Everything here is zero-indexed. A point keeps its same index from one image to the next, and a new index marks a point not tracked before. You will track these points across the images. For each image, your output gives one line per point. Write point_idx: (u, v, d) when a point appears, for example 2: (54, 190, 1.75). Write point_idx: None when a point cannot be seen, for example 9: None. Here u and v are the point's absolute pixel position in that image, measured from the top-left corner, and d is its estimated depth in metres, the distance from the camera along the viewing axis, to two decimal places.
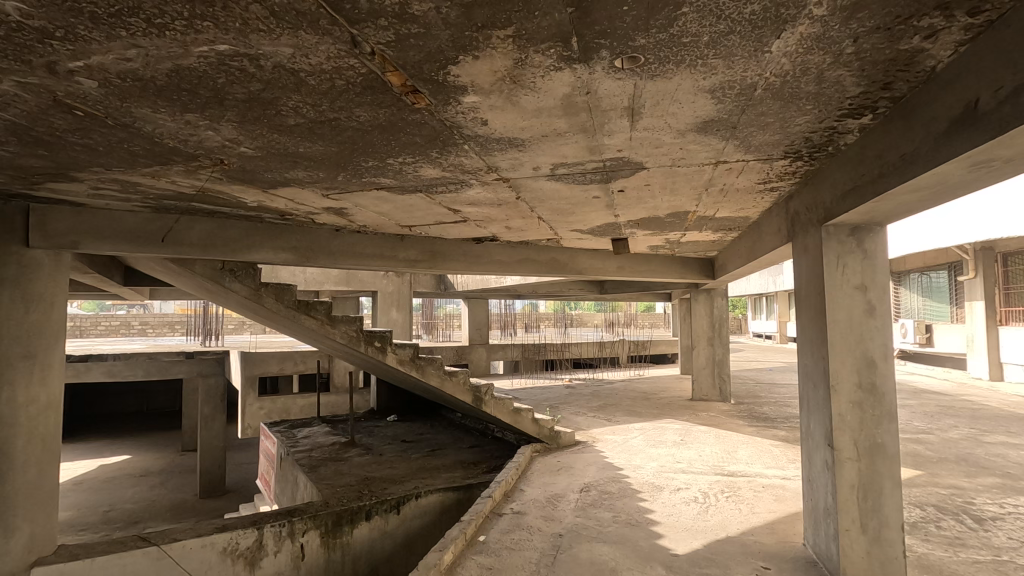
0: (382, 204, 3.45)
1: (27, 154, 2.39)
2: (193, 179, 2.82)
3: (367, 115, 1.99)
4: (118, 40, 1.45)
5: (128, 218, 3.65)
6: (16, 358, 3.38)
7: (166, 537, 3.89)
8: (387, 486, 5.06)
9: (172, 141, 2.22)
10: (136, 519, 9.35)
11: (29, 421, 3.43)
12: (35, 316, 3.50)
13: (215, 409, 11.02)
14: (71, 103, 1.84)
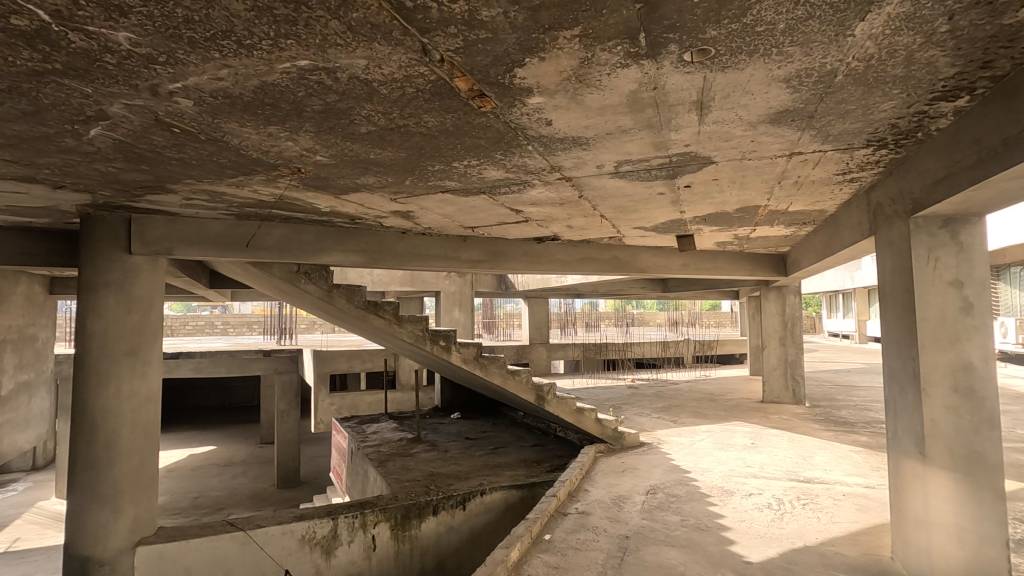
0: (446, 206, 3.53)
1: (131, 169, 2.62)
2: (273, 187, 3.00)
3: (434, 120, 2.05)
4: (212, 61, 1.56)
5: (214, 225, 3.92)
6: (120, 354, 3.71)
7: (250, 523, 4.15)
8: (452, 482, 5.17)
9: (255, 152, 2.36)
10: (221, 506, 10.03)
11: (133, 412, 3.73)
12: (137, 317, 3.81)
13: (290, 404, 11.63)
14: (169, 121, 2.00)
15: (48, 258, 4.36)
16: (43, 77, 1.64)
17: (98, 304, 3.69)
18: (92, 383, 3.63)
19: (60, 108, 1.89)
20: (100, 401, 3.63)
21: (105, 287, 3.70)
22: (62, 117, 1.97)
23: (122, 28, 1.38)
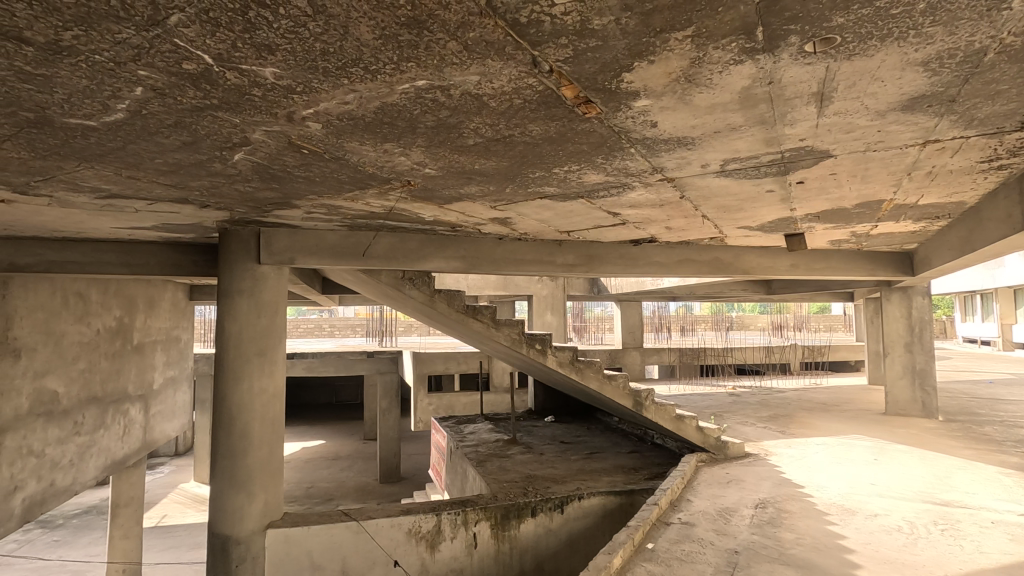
0: (543, 211, 3.58)
1: (264, 188, 2.92)
2: (384, 200, 3.20)
3: (539, 129, 2.09)
4: (341, 88, 1.71)
5: (330, 236, 4.24)
6: (252, 355, 4.12)
7: (362, 514, 4.42)
8: (550, 485, 5.21)
9: (371, 168, 2.54)
10: (330, 497, 10.81)
11: (263, 407, 4.12)
12: (264, 321, 4.20)
13: (391, 403, 12.27)
14: (301, 143, 2.20)
15: (193, 269, 4.94)
16: (202, 112, 1.88)
17: (234, 309, 4.13)
18: (229, 380, 4.07)
19: (212, 138, 2.14)
20: (237, 396, 4.05)
21: (239, 294, 4.13)
22: (213, 145, 2.23)
23: (269, 64, 1.55)
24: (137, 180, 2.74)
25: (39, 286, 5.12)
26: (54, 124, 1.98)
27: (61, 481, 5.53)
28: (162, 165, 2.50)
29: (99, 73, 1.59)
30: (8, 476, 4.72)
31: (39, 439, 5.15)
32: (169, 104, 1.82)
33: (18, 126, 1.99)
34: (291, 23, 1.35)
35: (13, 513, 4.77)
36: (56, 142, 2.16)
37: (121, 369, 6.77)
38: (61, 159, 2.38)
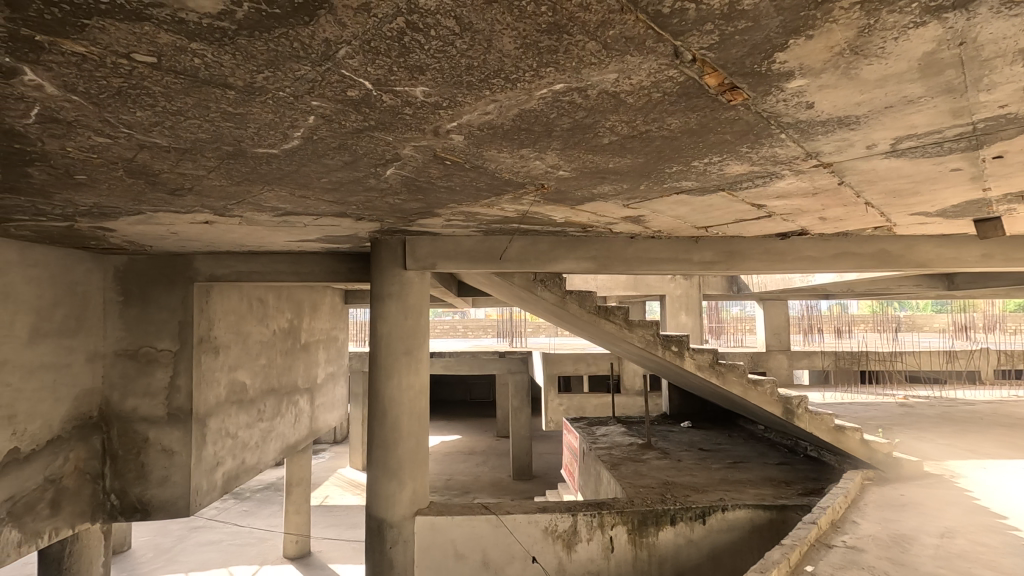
0: (679, 207, 3.43)
1: (411, 200, 3.16)
2: (518, 204, 3.29)
3: (678, 121, 2.01)
4: (483, 99, 1.79)
5: (467, 241, 4.45)
6: (401, 353, 4.47)
7: (501, 509, 4.59)
8: (689, 493, 4.98)
9: (508, 174, 2.62)
10: (467, 489, 11.38)
11: (410, 402, 4.45)
12: (411, 321, 4.54)
13: (522, 403, 12.63)
14: (444, 155, 2.34)
15: (349, 275, 5.49)
16: (362, 133, 2.08)
17: (385, 311, 4.52)
18: (382, 376, 4.45)
19: (369, 156, 2.36)
20: (388, 391, 4.42)
21: (388, 297, 4.51)
22: (369, 163, 2.46)
23: (420, 84, 1.67)
24: (306, 198, 3.11)
25: (232, 292, 6.04)
26: (247, 154, 2.31)
27: (250, 460, 6.45)
28: (327, 184, 2.81)
29: (282, 107, 1.83)
30: (212, 452, 5.61)
31: (233, 423, 6.06)
32: (335, 129, 2.04)
33: (220, 159, 2.37)
34: (440, 43, 1.45)
35: (216, 484, 5.67)
36: (248, 169, 2.53)
37: (292, 365, 7.73)
38: (251, 184, 2.79)
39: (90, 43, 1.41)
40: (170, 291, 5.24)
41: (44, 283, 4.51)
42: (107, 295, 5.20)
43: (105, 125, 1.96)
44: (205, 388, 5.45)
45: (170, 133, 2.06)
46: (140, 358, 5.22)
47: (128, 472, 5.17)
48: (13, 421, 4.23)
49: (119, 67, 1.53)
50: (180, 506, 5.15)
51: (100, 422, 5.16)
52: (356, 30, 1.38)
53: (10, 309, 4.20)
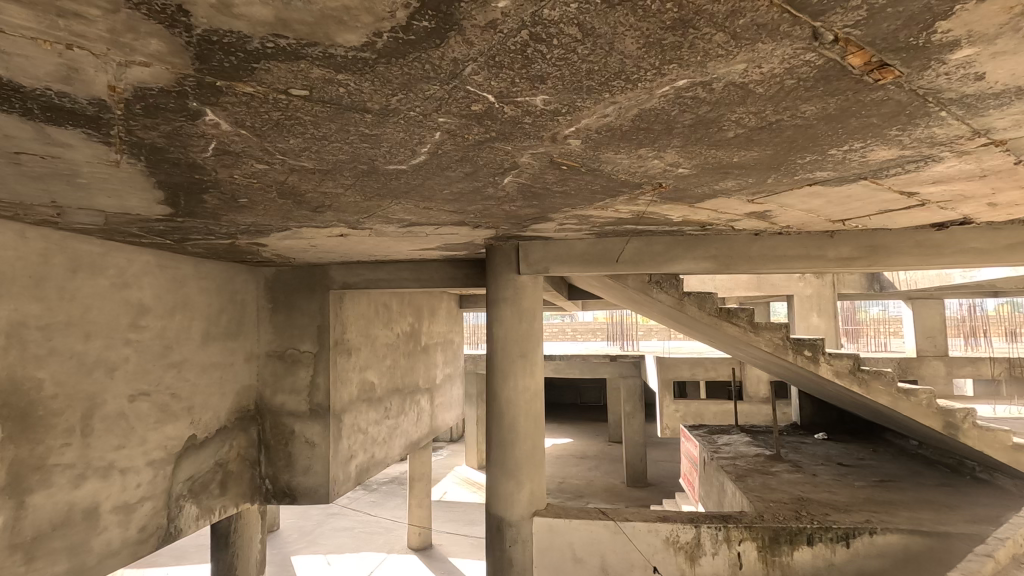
0: (813, 200, 3.17)
1: (526, 206, 3.23)
2: (634, 205, 3.23)
3: (815, 108, 1.86)
4: (603, 102, 1.78)
5: (579, 244, 4.45)
6: (516, 356, 4.57)
7: (619, 515, 4.51)
8: (829, 512, 4.55)
9: (625, 175, 2.59)
10: (580, 494, 11.36)
11: (526, 404, 4.53)
12: (525, 325, 4.63)
13: (634, 407, 12.39)
14: (561, 160, 2.36)
15: (465, 281, 5.72)
16: (483, 145, 2.17)
17: (500, 315, 4.64)
18: (499, 378, 4.57)
19: (488, 166, 2.46)
20: (505, 392, 4.54)
21: (503, 301, 4.63)
22: (488, 173, 2.55)
23: (540, 93, 1.71)
24: (429, 210, 3.30)
25: (361, 298, 6.55)
26: (379, 171, 2.51)
27: (379, 454, 6.95)
28: (448, 195, 2.96)
29: (412, 126, 1.96)
30: (347, 446, 6.12)
31: (364, 419, 6.56)
32: (458, 143, 2.15)
33: (356, 177, 2.59)
34: (562, 51, 1.47)
35: (350, 475, 6.18)
36: (379, 185, 2.75)
37: (414, 366, 8.21)
38: (381, 199, 3.02)
39: (257, 83, 1.61)
40: (310, 298, 5.80)
41: (212, 293, 5.21)
42: (259, 302, 5.88)
43: (265, 153, 2.23)
44: (340, 386, 5.96)
45: (316, 157, 2.29)
46: (286, 358, 5.83)
47: (279, 460, 5.79)
48: (190, 412, 4.92)
49: (278, 101, 1.74)
50: (321, 493, 5.67)
51: (255, 415, 5.84)
52: (483, 47, 1.44)
53: (187, 316, 4.90)
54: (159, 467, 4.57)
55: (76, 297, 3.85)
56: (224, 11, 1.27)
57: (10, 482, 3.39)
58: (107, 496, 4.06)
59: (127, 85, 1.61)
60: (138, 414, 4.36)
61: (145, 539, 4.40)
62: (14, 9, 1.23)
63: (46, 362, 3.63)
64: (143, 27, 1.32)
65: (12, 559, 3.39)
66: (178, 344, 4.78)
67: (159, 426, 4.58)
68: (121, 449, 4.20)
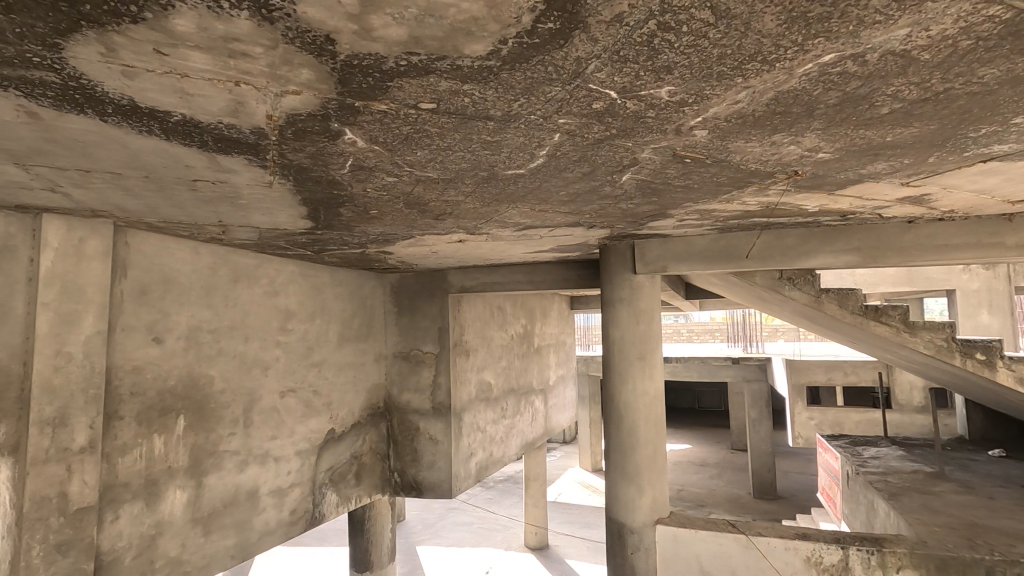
0: (986, 179, 2.73)
1: (645, 203, 3.12)
2: (763, 196, 2.99)
3: (997, 71, 1.59)
4: (735, 88, 1.67)
5: (701, 241, 4.22)
6: (634, 358, 4.45)
7: (751, 529, 4.19)
8: (1012, 543, 3.91)
9: (755, 164, 2.41)
10: (702, 503, 10.82)
11: (646, 408, 4.39)
12: (642, 326, 4.49)
13: (761, 413, 11.55)
14: (685, 153, 2.25)
15: (579, 282, 5.69)
16: (603, 143, 2.13)
17: (617, 316, 4.54)
18: (616, 381, 4.47)
19: (606, 165, 2.41)
20: (623, 395, 4.43)
21: (619, 302, 4.53)
22: (606, 171, 2.51)
23: (666, 84, 1.64)
24: (545, 212, 3.32)
25: (477, 301, 6.77)
26: (498, 177, 2.56)
27: (496, 453, 7.13)
28: (565, 196, 2.95)
29: (532, 129, 1.97)
30: (467, 444, 6.35)
31: (482, 419, 6.77)
32: (577, 143, 2.13)
33: (477, 184, 2.67)
34: (692, 37, 1.39)
35: (470, 472, 6.40)
36: (497, 190, 2.81)
37: (528, 368, 8.33)
38: (498, 204, 3.09)
39: (390, 100, 1.71)
40: (431, 302, 6.10)
41: (346, 298, 5.66)
42: (386, 306, 6.29)
43: (395, 166, 2.38)
44: (460, 386, 6.20)
45: (440, 167, 2.40)
46: (411, 358, 6.19)
47: (406, 455, 6.15)
48: (329, 408, 5.39)
49: (408, 116, 1.83)
50: (445, 488, 5.93)
51: (384, 412, 6.25)
52: (607, 43, 1.41)
53: (325, 320, 5.37)
54: (306, 456, 5.06)
55: (238, 304, 4.38)
56: (365, 36, 1.36)
57: (192, 464, 3.94)
58: (264, 480, 4.56)
59: (281, 113, 1.79)
60: (287, 408, 4.86)
61: (295, 521, 4.89)
62: (196, 55, 1.42)
63: (216, 361, 4.16)
64: (297, 58, 1.45)
65: (194, 531, 3.92)
66: (318, 345, 5.27)
67: (305, 419, 5.06)
68: (275, 439, 4.70)
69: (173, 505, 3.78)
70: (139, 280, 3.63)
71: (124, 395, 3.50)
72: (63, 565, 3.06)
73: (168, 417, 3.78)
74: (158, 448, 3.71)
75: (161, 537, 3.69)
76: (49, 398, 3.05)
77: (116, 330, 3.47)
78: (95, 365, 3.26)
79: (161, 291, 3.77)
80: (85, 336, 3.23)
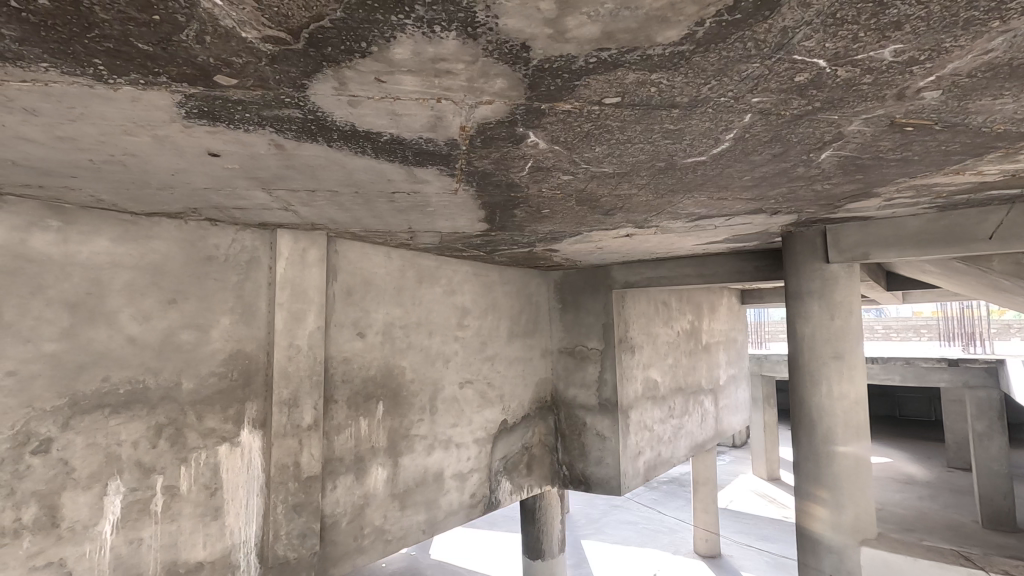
0: None
1: (846, 182, 2.76)
2: (1008, 163, 2.46)
3: None
4: (986, 35, 1.39)
5: (913, 222, 3.63)
6: (828, 357, 3.96)
7: (993, 565, 3.49)
8: None
9: (1003, 125, 1.99)
10: (910, 527, 9.31)
11: (845, 413, 3.90)
12: (838, 322, 3.97)
13: (991, 427, 9.66)
14: (906, 121, 1.94)
15: (756, 274, 5.25)
16: (802, 119, 1.93)
17: (806, 310, 4.09)
18: (807, 382, 4.04)
19: (803, 143, 2.18)
20: (816, 399, 3.97)
21: (809, 295, 4.07)
22: (802, 150, 2.27)
23: (892, 43, 1.42)
24: (724, 200, 3.11)
25: (641, 297, 6.62)
26: (677, 166, 2.46)
27: (665, 453, 6.90)
28: (749, 181, 2.73)
29: (720, 113, 1.86)
30: (634, 442, 6.24)
31: (649, 417, 6.60)
32: (771, 122, 1.95)
33: (653, 175, 2.60)
34: None
35: (639, 471, 6.28)
36: (673, 181, 2.71)
37: (696, 366, 7.92)
38: (672, 195, 2.98)
39: (575, 99, 1.74)
40: (595, 298, 6.11)
41: (514, 295, 5.93)
42: (551, 303, 6.43)
43: (572, 164, 2.41)
44: (626, 383, 6.11)
45: (617, 161, 2.37)
46: (576, 354, 6.25)
47: (573, 449, 6.22)
48: (502, 400, 5.67)
49: (592, 113, 1.85)
50: (613, 485, 5.90)
51: (552, 406, 6.40)
52: (822, 6, 1.27)
53: (496, 317, 5.67)
54: (482, 444, 5.39)
55: (423, 302, 4.82)
56: (559, 39, 1.40)
57: (389, 445, 4.43)
58: (448, 464, 4.96)
59: (474, 124, 1.92)
60: (466, 399, 5.23)
61: (474, 504, 5.23)
62: (408, 77, 1.57)
63: (406, 353, 4.64)
64: (494, 69, 1.53)
65: (393, 505, 4.42)
66: (491, 340, 5.58)
67: (481, 410, 5.40)
68: (456, 427, 5.09)
69: (376, 480, 4.30)
70: (346, 282, 4.18)
71: (338, 382, 4.07)
72: (299, 522, 3.65)
73: (370, 402, 4.31)
74: (364, 429, 4.24)
75: (368, 507, 4.22)
76: (285, 382, 3.66)
77: (331, 326, 4.04)
78: (316, 356, 3.84)
79: (363, 292, 4.30)
80: (309, 331, 3.82)
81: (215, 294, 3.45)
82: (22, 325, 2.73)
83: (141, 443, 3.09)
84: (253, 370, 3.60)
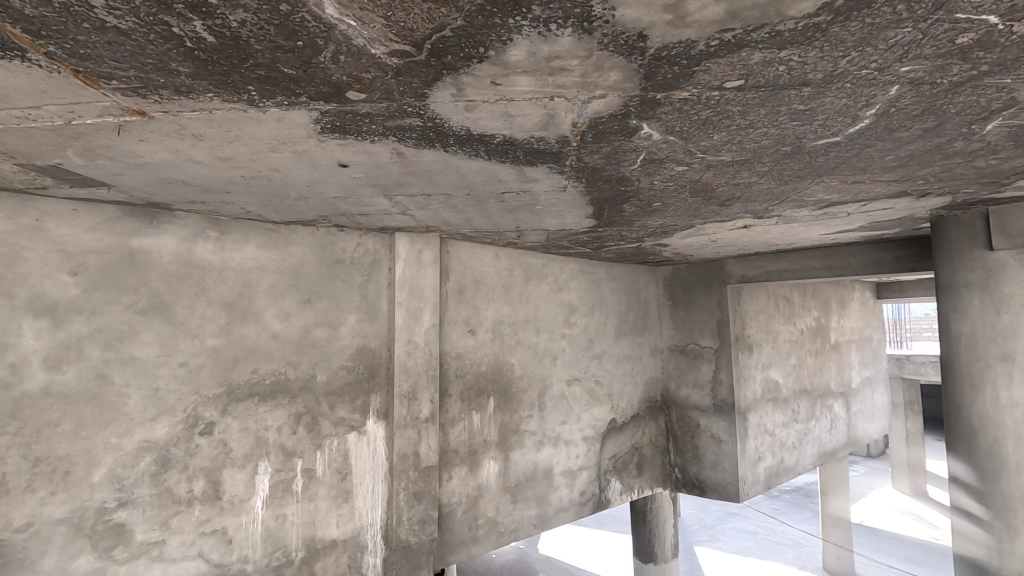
0: None
1: (1017, 155, 2.38)
2: None
3: None
4: None
5: None
6: (993, 359, 3.42)
7: None
8: None
9: None
10: None
11: (1017, 424, 3.31)
12: (1007, 317, 3.37)
13: None
14: None
15: (897, 265, 4.70)
16: (964, 86, 1.69)
17: (963, 305, 3.59)
18: (967, 388, 3.55)
19: (964, 113, 1.91)
20: (977, 406, 3.49)
21: (967, 287, 3.57)
22: (962, 122, 1.99)
23: None
24: (860, 183, 2.81)
25: (759, 292, 6.19)
26: (806, 149, 2.27)
27: (789, 460, 6.41)
28: (892, 161, 2.45)
29: (861, 87, 1.68)
30: (754, 446, 5.86)
31: (770, 420, 6.16)
32: (924, 92, 1.73)
33: (777, 161, 2.41)
34: None
35: (759, 477, 5.89)
36: (801, 165, 2.50)
37: (824, 367, 7.26)
38: (800, 181, 2.75)
39: (694, 86, 1.66)
40: (708, 293, 5.82)
41: (621, 292, 5.81)
42: (660, 300, 6.23)
43: (687, 155, 2.31)
44: (744, 384, 5.76)
45: (737, 148, 2.24)
46: (688, 352, 5.99)
47: (686, 451, 5.97)
48: (610, 398, 5.59)
49: (712, 99, 1.76)
50: (731, 491, 5.59)
51: (663, 406, 6.20)
52: None
53: (604, 313, 5.60)
54: (591, 442, 5.35)
55: (530, 300, 4.88)
56: (678, 24, 1.34)
57: (500, 440, 4.54)
58: (557, 461, 4.99)
59: (585, 119, 1.91)
60: (574, 396, 5.22)
61: (584, 502, 5.21)
62: (523, 79, 1.60)
63: (515, 350, 4.73)
64: (608, 62, 1.51)
65: (505, 498, 4.53)
66: (598, 338, 5.52)
67: (589, 408, 5.36)
68: (565, 424, 5.10)
69: (489, 473, 4.43)
70: (458, 282, 4.35)
71: (452, 377, 4.25)
72: (419, 509, 3.86)
73: (482, 397, 4.44)
74: (476, 423, 4.39)
75: (481, 498, 4.36)
76: (405, 376, 3.89)
77: (445, 324, 4.22)
78: (432, 353, 4.03)
79: (473, 291, 4.45)
80: (425, 328, 4.02)
81: (344, 294, 3.75)
82: (191, 323, 3.14)
83: (284, 429, 3.44)
84: (376, 365, 3.86)
